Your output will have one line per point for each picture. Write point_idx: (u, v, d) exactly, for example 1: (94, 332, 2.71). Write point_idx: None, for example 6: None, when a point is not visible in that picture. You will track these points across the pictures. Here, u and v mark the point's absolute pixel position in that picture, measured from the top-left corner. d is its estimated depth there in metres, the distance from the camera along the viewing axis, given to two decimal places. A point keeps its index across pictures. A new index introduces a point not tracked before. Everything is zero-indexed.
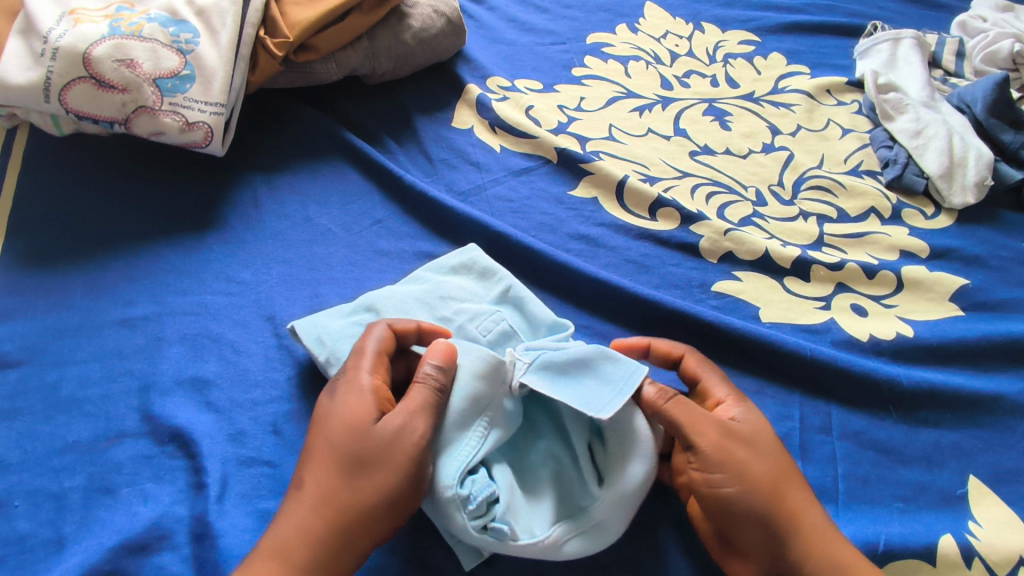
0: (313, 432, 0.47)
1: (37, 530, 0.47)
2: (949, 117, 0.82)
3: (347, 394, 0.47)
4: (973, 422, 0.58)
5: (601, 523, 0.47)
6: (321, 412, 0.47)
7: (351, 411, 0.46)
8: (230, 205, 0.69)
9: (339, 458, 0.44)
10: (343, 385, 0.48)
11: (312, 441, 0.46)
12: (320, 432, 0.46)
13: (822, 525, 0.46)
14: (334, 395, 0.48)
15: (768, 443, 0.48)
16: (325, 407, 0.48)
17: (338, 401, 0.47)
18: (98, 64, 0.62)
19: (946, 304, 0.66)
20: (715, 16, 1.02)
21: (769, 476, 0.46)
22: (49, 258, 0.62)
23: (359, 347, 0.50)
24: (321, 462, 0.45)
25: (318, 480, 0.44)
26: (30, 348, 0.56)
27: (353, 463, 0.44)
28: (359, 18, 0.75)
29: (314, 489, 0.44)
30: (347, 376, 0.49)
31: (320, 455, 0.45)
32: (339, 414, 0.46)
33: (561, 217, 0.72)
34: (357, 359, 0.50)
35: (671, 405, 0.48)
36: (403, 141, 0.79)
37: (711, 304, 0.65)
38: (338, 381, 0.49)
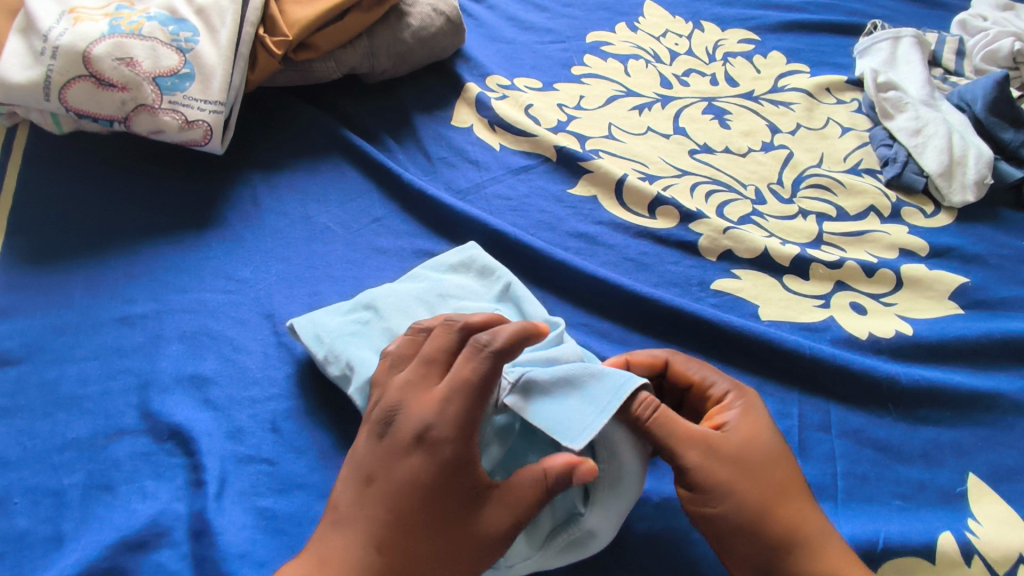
0: (401, 484, 0.42)
1: (36, 526, 0.47)
2: (949, 116, 0.82)
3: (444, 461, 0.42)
4: (972, 420, 0.58)
5: (592, 533, 0.46)
6: (416, 464, 0.42)
7: (453, 481, 0.42)
8: (230, 203, 0.69)
9: (432, 535, 0.41)
10: (446, 439, 0.42)
11: (399, 495, 0.42)
12: (411, 488, 0.42)
13: (821, 534, 0.46)
14: (436, 447, 0.42)
15: (759, 454, 0.47)
16: (421, 458, 0.42)
17: (441, 460, 0.42)
18: (98, 62, 0.62)
19: (945, 302, 0.66)
20: (715, 15, 1.02)
21: (758, 490, 0.46)
22: (49, 255, 0.62)
23: (467, 390, 0.43)
24: (409, 529, 0.41)
25: (403, 553, 0.41)
26: (30, 345, 0.56)
27: (444, 546, 0.41)
28: (359, 17, 0.76)
29: (397, 561, 0.40)
30: (449, 422, 0.43)
31: (410, 521, 0.41)
32: (441, 478, 0.42)
33: (560, 215, 0.72)
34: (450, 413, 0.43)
35: (656, 422, 0.46)
36: (403, 140, 0.79)
37: (710, 302, 0.65)
38: (438, 426, 0.43)
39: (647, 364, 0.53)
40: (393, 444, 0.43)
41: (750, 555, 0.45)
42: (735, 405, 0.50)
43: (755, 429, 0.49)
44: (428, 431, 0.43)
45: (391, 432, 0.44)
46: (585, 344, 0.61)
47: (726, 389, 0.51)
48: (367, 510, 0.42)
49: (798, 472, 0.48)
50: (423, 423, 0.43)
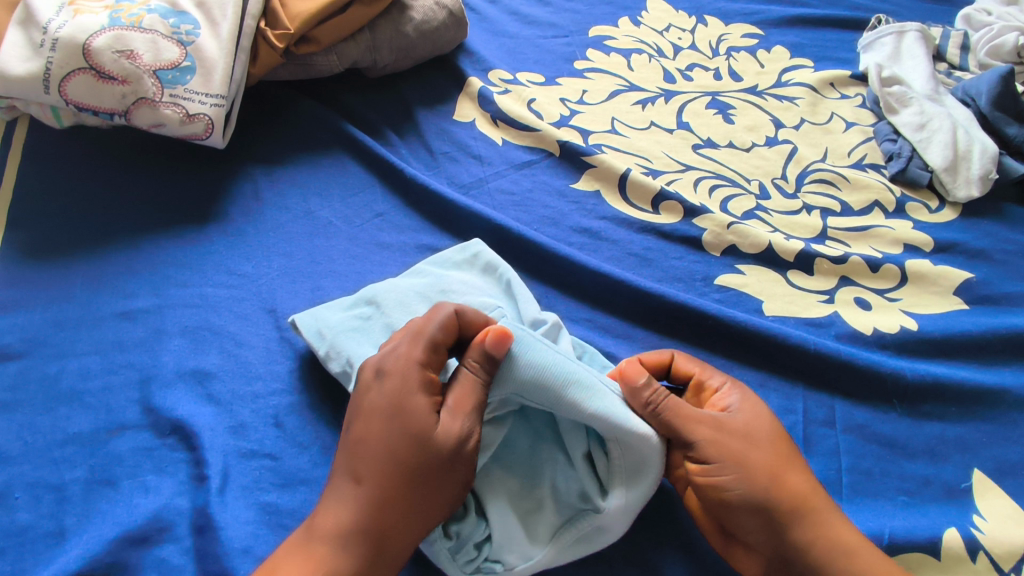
0: (364, 422, 0.45)
1: (37, 521, 0.47)
2: (953, 110, 0.82)
3: (392, 386, 0.45)
4: (977, 415, 0.58)
5: (601, 527, 0.46)
6: (373, 398, 0.45)
7: (404, 405, 0.45)
8: (231, 197, 0.69)
9: (395, 456, 0.43)
10: (397, 371, 0.46)
11: (363, 430, 0.45)
12: (372, 421, 0.45)
13: (827, 509, 0.46)
14: (388, 379, 0.46)
15: (763, 432, 0.48)
16: (377, 392, 0.46)
17: (392, 388, 0.45)
18: (97, 55, 0.62)
19: (949, 297, 0.66)
20: (719, 9, 1.01)
21: (764, 464, 0.46)
22: (49, 250, 0.61)
23: (416, 329, 0.48)
24: (376, 456, 0.44)
25: (373, 478, 0.43)
26: (31, 339, 0.56)
27: (406, 465, 0.43)
28: (361, 10, 0.75)
29: (371, 487, 0.43)
30: (399, 355, 0.46)
31: (374, 448, 0.44)
32: (396, 405, 0.45)
33: (564, 210, 0.72)
34: (393, 347, 0.47)
35: (664, 405, 0.48)
36: (405, 134, 0.79)
37: (714, 297, 0.65)
38: (389, 361, 0.46)
39: (654, 363, 0.53)
40: (357, 389, 0.47)
41: (757, 528, 0.45)
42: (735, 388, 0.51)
43: (756, 408, 0.50)
44: (382, 367, 0.46)
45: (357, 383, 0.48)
46: (588, 340, 0.61)
47: (723, 378, 0.52)
48: (343, 456, 0.45)
49: (798, 452, 0.49)
50: (377, 361, 0.47)
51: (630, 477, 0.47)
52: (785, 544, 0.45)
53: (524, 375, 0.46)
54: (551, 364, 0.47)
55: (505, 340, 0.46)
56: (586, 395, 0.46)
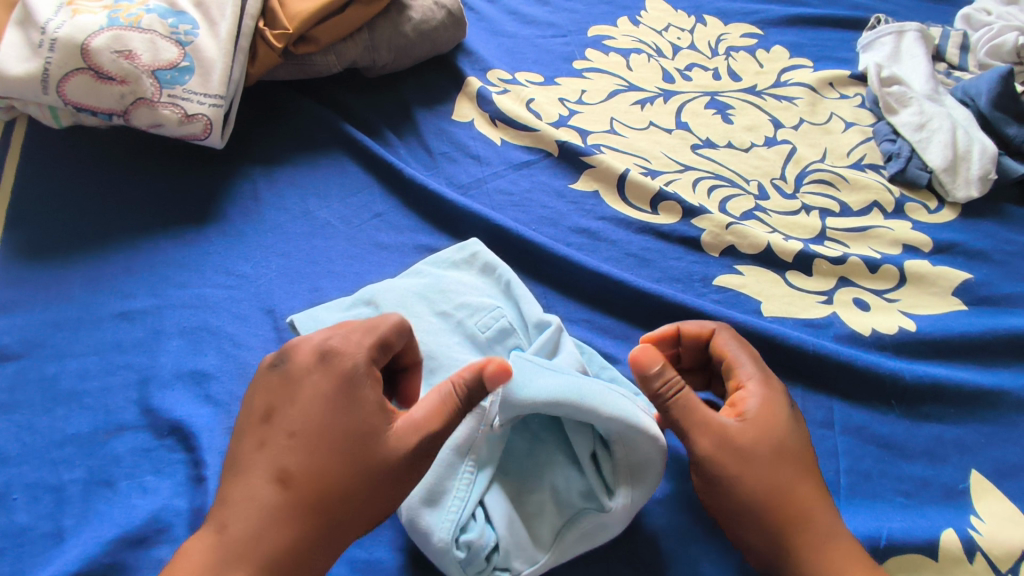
0: (301, 409, 0.43)
1: (35, 522, 0.47)
2: (953, 111, 0.82)
3: (337, 382, 0.44)
4: (975, 416, 0.58)
5: (603, 525, 0.47)
6: (315, 384, 0.44)
7: (352, 398, 0.44)
8: (230, 197, 0.69)
9: (334, 453, 0.42)
10: (342, 365, 0.44)
11: (299, 418, 0.43)
12: (313, 409, 0.43)
13: (825, 525, 0.45)
14: (336, 365, 0.44)
15: (767, 450, 0.46)
16: (320, 378, 0.44)
17: (339, 385, 0.44)
18: (95, 55, 0.62)
19: (948, 298, 0.66)
20: (718, 8, 1.01)
21: (761, 489, 0.45)
22: (47, 251, 0.61)
23: (370, 322, 0.47)
24: (312, 449, 0.42)
25: (306, 475, 0.41)
26: (29, 340, 0.56)
27: (346, 465, 0.42)
28: (359, 10, 0.75)
29: (303, 487, 0.41)
30: (350, 345, 0.45)
31: (310, 450, 0.42)
32: (340, 395, 0.43)
33: (562, 210, 0.71)
34: (343, 342, 0.46)
35: (676, 400, 0.47)
36: (403, 134, 0.79)
37: (712, 298, 0.65)
38: (340, 346, 0.45)
39: (693, 334, 0.53)
40: (291, 370, 0.45)
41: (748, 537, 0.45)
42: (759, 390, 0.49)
43: (774, 416, 0.48)
44: (329, 351, 0.45)
45: (287, 363, 0.45)
46: (586, 340, 0.61)
47: (752, 374, 0.50)
48: (268, 446, 0.42)
49: (805, 465, 0.47)
50: (325, 352, 0.45)
51: (631, 475, 0.47)
52: (774, 564, 0.45)
53: (538, 397, 0.45)
54: (561, 382, 0.46)
55: (504, 376, 0.44)
56: (598, 399, 0.45)
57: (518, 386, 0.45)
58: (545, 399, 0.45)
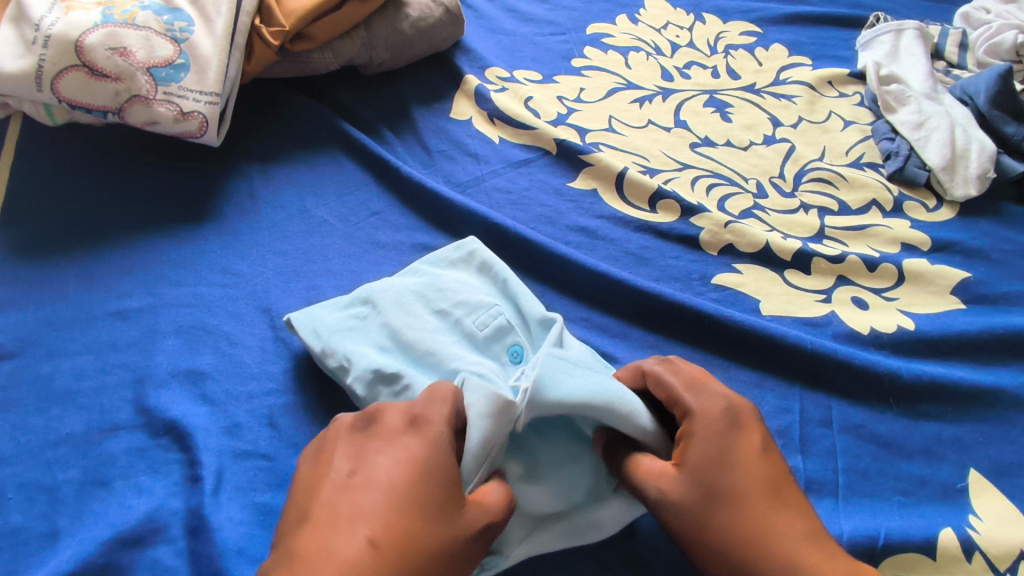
0: (390, 469, 0.41)
1: (30, 523, 0.47)
2: (951, 109, 0.82)
3: (425, 446, 0.41)
4: (974, 415, 0.58)
5: (595, 523, 0.47)
6: (404, 448, 0.42)
7: (441, 462, 0.41)
8: (226, 196, 0.68)
9: (421, 518, 0.39)
10: (434, 424, 0.42)
11: (387, 478, 0.40)
12: (401, 469, 0.41)
13: (779, 555, 0.41)
14: (425, 430, 0.42)
15: (700, 494, 0.43)
16: (411, 439, 0.42)
17: (428, 441, 0.41)
18: (90, 52, 0.61)
19: (947, 296, 0.66)
20: (717, 7, 1.01)
21: (701, 536, 0.42)
22: (42, 250, 0.61)
23: (445, 386, 0.44)
24: (399, 510, 0.39)
25: (393, 537, 0.38)
26: (23, 339, 0.55)
27: (432, 532, 0.39)
28: (356, 7, 0.74)
29: (390, 551, 0.38)
30: (436, 409, 0.43)
31: (396, 505, 0.39)
32: (429, 461, 0.41)
33: (560, 209, 0.71)
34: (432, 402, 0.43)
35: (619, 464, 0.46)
36: (401, 131, 0.78)
37: (711, 297, 0.65)
38: (424, 410, 0.43)
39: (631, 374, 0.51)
40: (380, 433, 0.43)
41: None
42: (694, 427, 0.45)
43: (714, 451, 0.44)
44: (417, 417, 0.43)
45: (373, 427, 0.44)
46: (585, 339, 0.61)
47: (684, 411, 0.46)
48: (354, 501, 0.40)
49: (749, 499, 0.43)
50: (413, 409, 0.43)
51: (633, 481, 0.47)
52: None
53: (570, 399, 0.45)
54: (590, 383, 0.46)
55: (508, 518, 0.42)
56: (626, 401, 0.46)
57: (549, 388, 0.44)
58: (576, 402, 0.45)
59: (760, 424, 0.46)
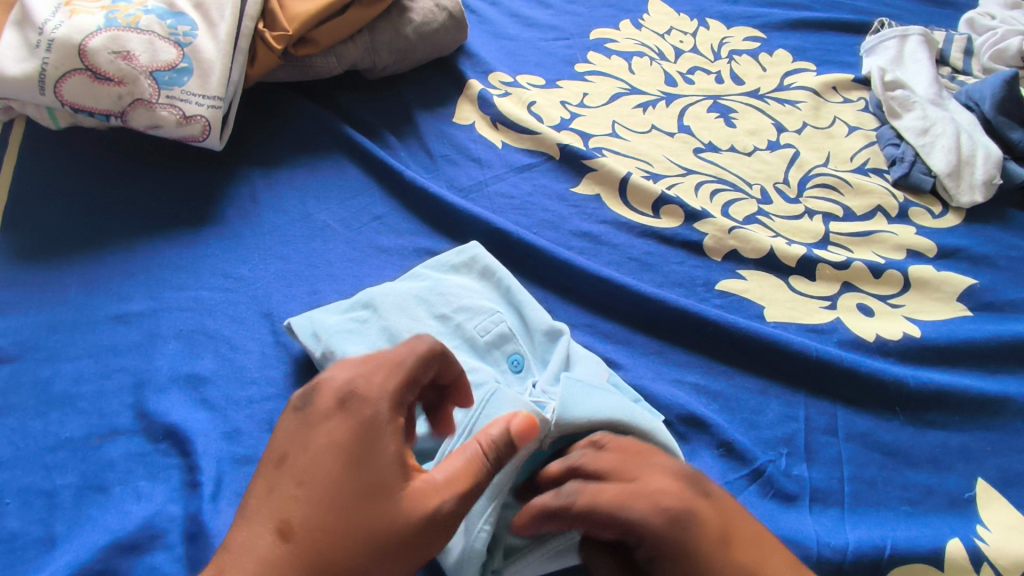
0: (315, 452, 0.38)
1: (27, 528, 0.46)
2: (957, 115, 0.81)
3: (359, 421, 0.38)
4: (980, 423, 0.57)
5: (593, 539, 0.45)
6: (332, 430, 0.38)
7: (376, 446, 0.38)
8: (228, 199, 0.68)
9: (342, 508, 0.36)
10: (368, 399, 0.39)
11: (312, 463, 0.37)
12: (328, 454, 0.37)
13: None
14: (355, 408, 0.39)
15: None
16: (342, 415, 0.39)
17: (361, 419, 0.38)
18: (93, 56, 0.61)
19: (953, 303, 0.65)
20: (720, 12, 1.01)
21: None
22: (45, 252, 0.61)
23: (396, 359, 0.41)
24: (320, 499, 0.36)
25: (309, 527, 0.36)
26: (23, 343, 0.55)
27: (362, 517, 0.36)
28: (361, 12, 0.75)
29: (304, 541, 0.35)
30: (373, 386, 0.39)
31: (322, 491, 0.36)
32: (357, 446, 0.37)
33: (563, 214, 0.71)
34: (375, 369, 0.40)
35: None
36: (403, 136, 0.78)
37: (715, 303, 0.64)
38: (362, 386, 0.39)
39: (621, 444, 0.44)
40: (310, 409, 0.39)
41: None
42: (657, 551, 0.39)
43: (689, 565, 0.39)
44: (351, 393, 0.39)
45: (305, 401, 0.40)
46: (589, 346, 0.60)
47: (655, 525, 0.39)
48: (281, 488, 0.37)
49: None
50: (348, 383, 0.40)
51: None
52: None
53: (597, 416, 0.46)
54: (616, 403, 0.47)
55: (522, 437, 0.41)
56: (650, 424, 0.47)
57: (574, 407, 0.46)
58: (607, 419, 0.46)
59: (706, 505, 0.41)
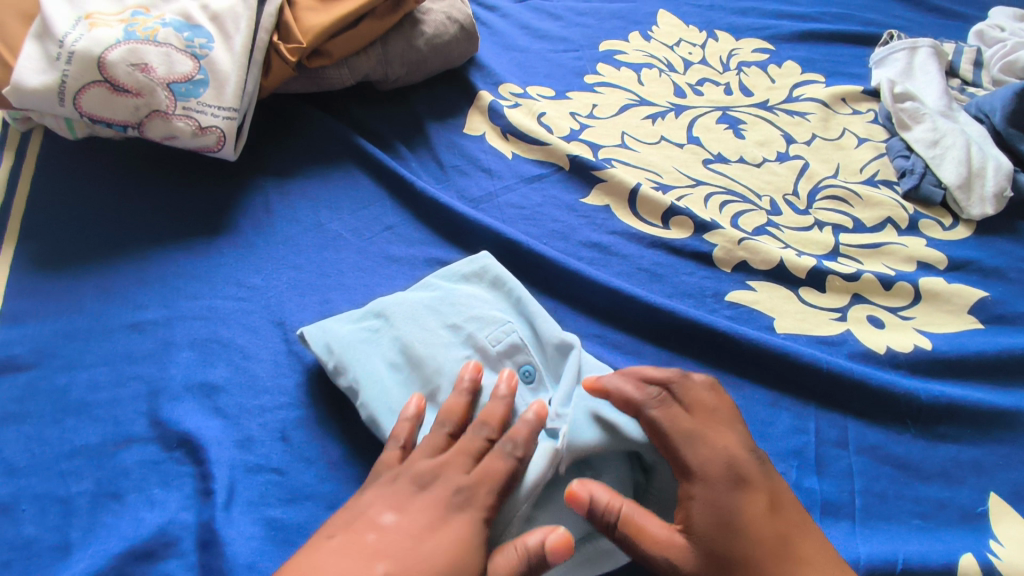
0: (422, 536, 0.41)
1: (43, 535, 0.47)
2: (967, 126, 0.81)
3: (461, 526, 0.41)
4: (994, 437, 0.57)
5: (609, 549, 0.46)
6: (441, 524, 0.41)
7: (474, 554, 0.41)
8: (242, 208, 0.69)
9: None
10: (477, 506, 0.43)
11: (418, 546, 0.40)
12: (439, 543, 0.40)
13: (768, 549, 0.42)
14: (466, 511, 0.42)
15: (709, 558, 0.41)
16: (453, 518, 0.42)
17: (469, 523, 0.42)
18: (111, 68, 0.62)
19: (965, 316, 0.65)
20: (729, 24, 1.01)
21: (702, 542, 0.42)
22: (62, 261, 0.62)
23: (506, 474, 0.44)
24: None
25: None
26: (39, 350, 0.56)
27: None
28: (373, 24, 0.75)
29: None
30: (480, 499, 0.43)
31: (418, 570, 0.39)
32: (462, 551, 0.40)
33: (573, 224, 0.71)
34: (485, 477, 0.44)
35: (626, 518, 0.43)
36: (415, 147, 0.79)
37: (724, 314, 0.64)
38: (473, 494, 0.43)
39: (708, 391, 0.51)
40: (427, 497, 0.43)
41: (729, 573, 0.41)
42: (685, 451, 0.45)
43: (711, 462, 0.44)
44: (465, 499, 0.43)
45: (427, 486, 0.44)
46: (598, 356, 0.60)
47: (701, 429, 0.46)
48: (381, 555, 0.39)
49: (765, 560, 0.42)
50: (464, 484, 0.44)
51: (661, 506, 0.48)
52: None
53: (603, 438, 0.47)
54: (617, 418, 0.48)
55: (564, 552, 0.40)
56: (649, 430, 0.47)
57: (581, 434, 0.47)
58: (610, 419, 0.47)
59: (764, 477, 0.45)
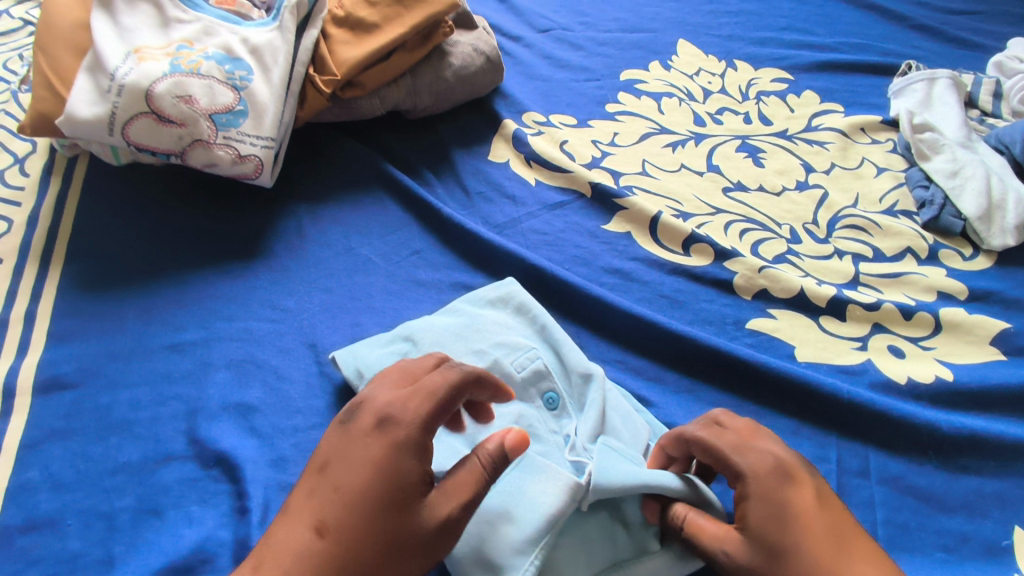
0: (354, 466, 0.41)
1: (88, 549, 0.49)
2: (987, 157, 0.82)
3: (390, 445, 0.42)
4: (1018, 470, 0.57)
5: None
6: (368, 446, 0.42)
7: (409, 462, 0.42)
8: (276, 234, 0.71)
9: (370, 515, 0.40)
10: (404, 420, 0.43)
11: (349, 476, 0.41)
12: (366, 465, 0.41)
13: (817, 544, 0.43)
14: (391, 431, 0.42)
15: (762, 555, 0.43)
16: (375, 440, 0.42)
17: (394, 442, 0.42)
18: (158, 99, 0.65)
19: (986, 347, 0.66)
20: (748, 54, 1.03)
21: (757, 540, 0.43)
22: (106, 283, 0.64)
23: (432, 388, 0.44)
24: (350, 507, 0.40)
25: (341, 529, 0.39)
26: (84, 369, 0.58)
27: (376, 525, 0.40)
28: (404, 57, 0.79)
29: (336, 542, 0.39)
30: (408, 411, 0.43)
31: (354, 496, 0.40)
32: (390, 459, 0.41)
33: (595, 250, 0.73)
34: (410, 394, 0.44)
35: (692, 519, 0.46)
36: (441, 173, 0.81)
37: (745, 342, 0.65)
38: (397, 412, 0.43)
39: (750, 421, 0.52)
40: (352, 428, 0.43)
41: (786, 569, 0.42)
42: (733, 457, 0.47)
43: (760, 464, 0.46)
44: (386, 417, 0.43)
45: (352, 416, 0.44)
46: (620, 382, 0.62)
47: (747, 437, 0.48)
48: (319, 493, 0.41)
49: (816, 554, 0.42)
50: (385, 406, 0.43)
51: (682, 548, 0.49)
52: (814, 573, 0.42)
53: (628, 481, 0.47)
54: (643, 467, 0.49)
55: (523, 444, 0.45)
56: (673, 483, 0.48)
57: (607, 473, 0.47)
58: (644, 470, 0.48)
59: (810, 476, 0.46)
